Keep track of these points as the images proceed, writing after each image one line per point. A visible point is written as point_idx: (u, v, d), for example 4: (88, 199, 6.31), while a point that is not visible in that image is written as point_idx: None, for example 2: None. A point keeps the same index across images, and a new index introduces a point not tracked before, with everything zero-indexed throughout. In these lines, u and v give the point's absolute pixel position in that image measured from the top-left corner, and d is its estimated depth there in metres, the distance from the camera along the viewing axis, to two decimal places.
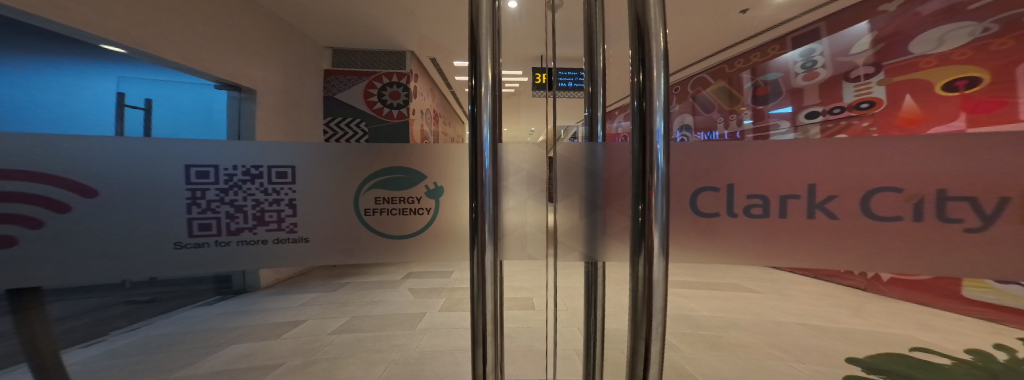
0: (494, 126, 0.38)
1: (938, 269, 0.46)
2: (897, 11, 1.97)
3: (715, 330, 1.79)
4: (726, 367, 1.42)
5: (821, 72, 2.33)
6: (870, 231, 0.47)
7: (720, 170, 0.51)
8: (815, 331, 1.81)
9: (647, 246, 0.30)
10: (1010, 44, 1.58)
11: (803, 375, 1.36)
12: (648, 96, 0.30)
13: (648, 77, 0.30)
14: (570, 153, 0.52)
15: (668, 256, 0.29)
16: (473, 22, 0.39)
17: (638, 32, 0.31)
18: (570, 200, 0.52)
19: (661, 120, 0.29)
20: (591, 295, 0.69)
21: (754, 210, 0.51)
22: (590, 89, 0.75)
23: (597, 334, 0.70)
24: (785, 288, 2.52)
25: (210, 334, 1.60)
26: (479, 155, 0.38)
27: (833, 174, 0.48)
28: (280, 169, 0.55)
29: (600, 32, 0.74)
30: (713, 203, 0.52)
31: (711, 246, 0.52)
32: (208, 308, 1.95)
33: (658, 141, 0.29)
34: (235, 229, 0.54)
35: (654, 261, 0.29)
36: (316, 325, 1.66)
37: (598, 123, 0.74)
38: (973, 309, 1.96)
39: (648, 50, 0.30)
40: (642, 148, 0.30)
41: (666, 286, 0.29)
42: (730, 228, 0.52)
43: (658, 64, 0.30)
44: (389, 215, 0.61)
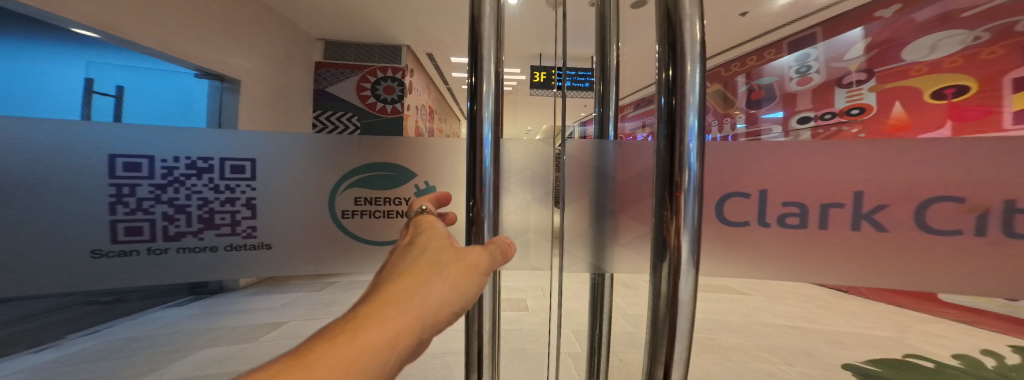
0: (498, 122, 0.35)
1: (988, 284, 0.44)
2: (893, 17, 2.02)
3: (707, 332, 1.79)
4: (717, 370, 1.41)
5: (815, 77, 2.38)
6: (923, 243, 0.45)
7: (753, 174, 0.48)
8: (805, 332, 1.82)
9: (673, 255, 0.28)
10: (999, 53, 1.57)
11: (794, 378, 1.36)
12: (679, 93, 0.27)
13: (680, 72, 0.27)
14: (579, 152, 0.47)
15: (696, 271, 0.27)
16: (475, 12, 0.35)
17: (668, 17, 0.28)
18: (577, 204, 0.49)
19: (695, 118, 0.26)
20: (597, 305, 0.66)
21: (790, 220, 0.48)
22: (601, 88, 0.71)
23: (602, 345, 0.67)
24: (775, 290, 2.55)
25: (179, 338, 1.51)
26: (481, 153, 0.34)
27: (883, 181, 0.46)
28: (237, 163, 0.52)
29: (613, 29, 0.69)
30: (742, 210, 0.49)
31: (738, 256, 0.50)
32: (179, 309, 1.86)
33: (691, 140, 0.27)
34: (175, 233, 0.51)
35: (682, 277, 0.28)
36: (297, 327, 1.59)
37: (610, 122, 0.70)
38: (951, 312, 2.00)
39: (679, 36, 0.27)
40: (670, 148, 0.28)
41: (691, 304, 0.28)
42: (761, 237, 0.49)
43: (692, 59, 0.27)
44: (372, 218, 0.58)
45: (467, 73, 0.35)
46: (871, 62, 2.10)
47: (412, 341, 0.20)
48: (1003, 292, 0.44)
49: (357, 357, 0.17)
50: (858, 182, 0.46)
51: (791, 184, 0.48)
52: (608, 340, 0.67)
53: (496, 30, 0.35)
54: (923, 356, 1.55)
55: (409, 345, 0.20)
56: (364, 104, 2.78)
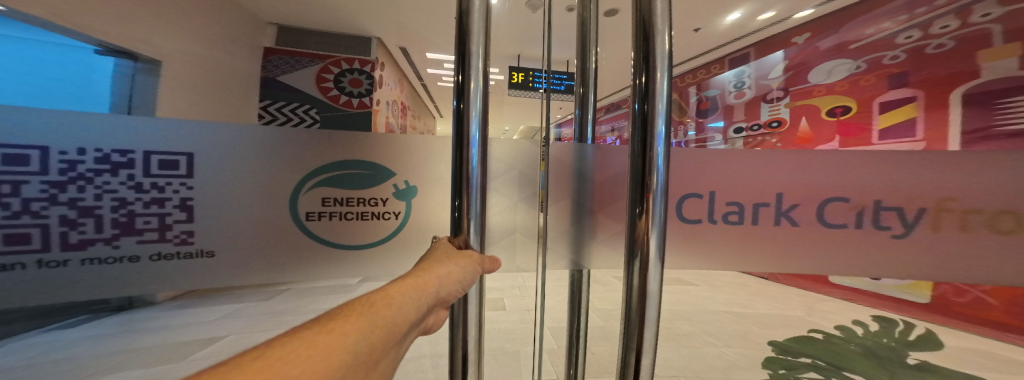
0: (485, 119, 0.37)
1: (862, 267, 0.57)
2: (804, 44, 2.47)
3: (664, 321, 1.99)
4: (672, 357, 1.58)
5: (748, 92, 2.74)
6: (825, 235, 0.56)
7: (705, 178, 0.56)
8: (740, 317, 2.10)
9: (639, 246, 0.33)
10: (872, 81, 2.07)
11: (732, 358, 1.57)
12: (650, 99, 0.32)
13: (651, 81, 0.32)
14: (561, 154, 0.51)
15: (661, 267, 0.32)
16: (463, 11, 0.37)
17: (643, 31, 0.33)
18: (559, 204, 0.52)
19: (662, 123, 0.32)
20: (574, 301, 0.70)
21: (732, 217, 0.56)
22: (582, 90, 0.75)
23: (579, 341, 0.71)
24: (715, 279, 2.89)
25: (73, 363, 1.26)
26: (466, 152, 0.36)
27: (798, 185, 0.56)
28: (169, 158, 0.46)
29: (593, 34, 0.73)
30: (696, 209, 0.56)
31: (692, 250, 0.58)
32: (73, 330, 1.55)
33: (658, 144, 0.32)
34: (78, 241, 0.44)
35: (649, 271, 0.32)
36: (240, 341, 1.42)
37: (589, 125, 0.75)
38: (836, 291, 2.49)
39: (653, 48, 0.32)
40: (643, 151, 0.32)
41: (659, 295, 0.32)
42: (709, 233, 0.57)
43: (662, 69, 0.32)
44: (346, 220, 0.55)
45: (454, 68, 0.37)
46: (788, 81, 2.53)
47: (433, 293, 0.33)
48: (876, 274, 0.57)
49: (407, 291, 0.31)
50: (788, 183, 0.56)
51: (738, 185, 0.56)
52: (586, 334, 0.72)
53: (484, 29, 0.37)
54: (822, 330, 1.91)
55: (431, 293, 0.32)
56: (326, 97, 2.54)
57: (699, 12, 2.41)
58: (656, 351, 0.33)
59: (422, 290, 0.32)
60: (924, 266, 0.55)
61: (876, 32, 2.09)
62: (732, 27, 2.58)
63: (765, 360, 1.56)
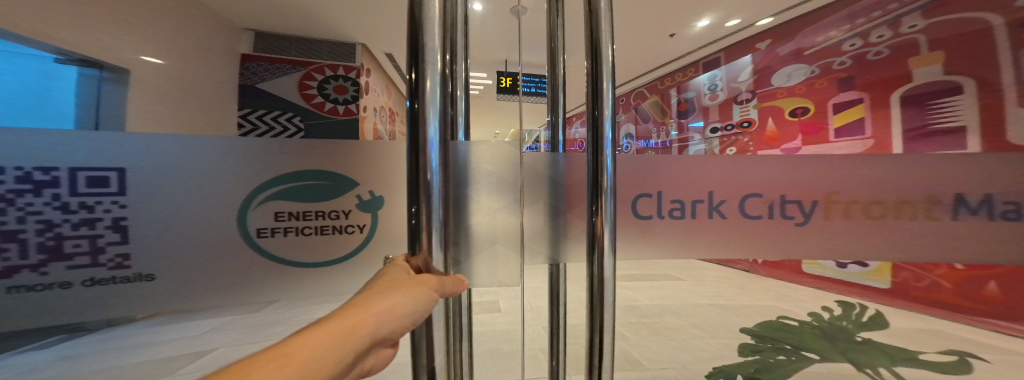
0: (440, 126, 0.40)
1: (786, 255, 0.65)
2: (767, 49, 2.68)
3: (654, 316, 2.10)
4: (658, 349, 1.67)
5: (721, 94, 2.91)
6: (750, 227, 0.63)
7: (653, 177, 0.61)
8: (722, 308, 2.22)
9: (596, 238, 0.39)
10: (825, 85, 2.28)
11: (716, 347, 1.67)
12: (600, 107, 0.39)
13: (600, 91, 0.39)
14: (535, 163, 0.57)
15: (615, 255, 0.38)
16: (417, 21, 0.40)
17: (592, 49, 0.40)
18: (536, 206, 0.58)
19: (609, 127, 0.39)
20: (552, 299, 0.73)
21: (675, 212, 0.62)
22: (552, 96, 0.73)
23: (559, 341, 0.73)
24: (700, 273, 3.03)
25: None
26: (426, 156, 0.39)
27: (725, 182, 0.62)
28: (98, 175, 0.49)
29: (561, 38, 0.71)
30: (648, 206, 0.61)
31: (644, 242, 0.62)
32: (50, 352, 1.50)
33: (607, 146, 0.38)
34: (4, 268, 0.47)
35: (606, 258, 0.38)
36: (228, 355, 1.42)
37: (559, 129, 0.72)
38: (809, 280, 2.66)
39: (601, 62, 0.39)
40: (595, 154, 0.39)
41: (614, 277, 0.39)
42: (657, 227, 0.62)
43: (607, 80, 0.39)
44: (302, 234, 0.60)
45: (408, 74, 0.40)
46: (755, 84, 2.72)
47: (367, 333, 0.29)
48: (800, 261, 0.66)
49: (327, 338, 0.25)
50: (732, 179, 0.63)
51: (686, 181, 0.62)
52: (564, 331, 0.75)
53: (438, 39, 0.41)
54: (790, 316, 2.06)
55: (360, 336, 0.28)
56: (310, 104, 2.55)
57: (672, 19, 2.54)
58: (614, 330, 0.40)
59: (349, 334, 0.27)
60: (833, 252, 0.64)
61: (825, 41, 2.32)
62: (703, 33, 2.72)
63: (741, 346, 1.68)
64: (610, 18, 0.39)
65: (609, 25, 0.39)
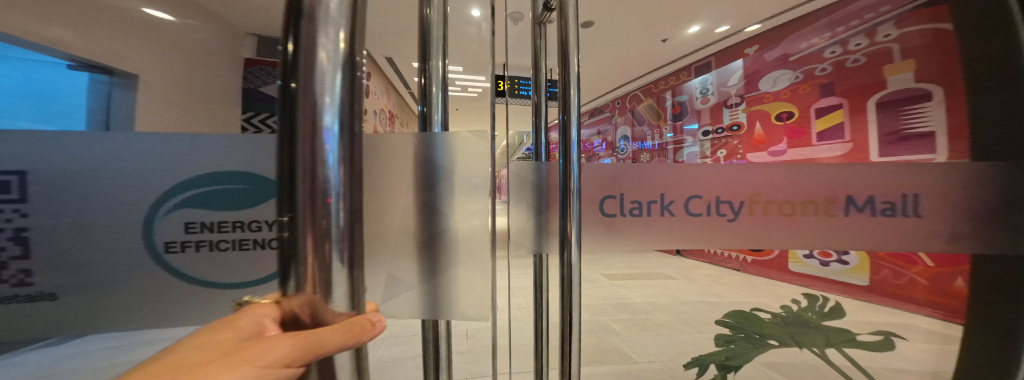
0: (348, 80, 0.18)
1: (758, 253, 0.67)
2: (756, 54, 2.79)
3: (645, 313, 2.18)
4: (646, 343, 1.77)
5: (711, 98, 2.99)
6: (743, 230, 0.55)
7: (622, 177, 0.54)
8: (711, 306, 2.30)
9: (565, 234, 0.47)
10: (808, 90, 2.39)
11: (699, 342, 1.76)
12: (567, 113, 0.48)
13: (568, 98, 0.48)
14: (521, 171, 0.58)
15: (580, 242, 0.47)
16: None
17: (563, 69, 0.50)
18: (520, 206, 0.58)
19: (574, 131, 0.47)
20: (536, 300, 0.78)
21: (635, 211, 0.53)
22: (536, 100, 0.78)
23: (542, 339, 0.79)
24: (693, 272, 3.10)
25: None
26: (315, 144, 0.16)
27: (708, 181, 0.54)
28: (1, 179, 0.46)
29: (542, 46, 0.77)
30: (613, 203, 0.53)
31: (612, 243, 0.54)
32: None
33: (573, 149, 0.47)
34: None
35: (573, 246, 0.47)
36: None
37: (542, 131, 0.78)
38: (795, 278, 2.75)
39: (570, 70, 0.49)
40: (564, 155, 0.47)
41: (580, 257, 0.47)
42: (629, 227, 0.54)
43: (574, 88, 0.48)
44: (215, 247, 0.53)
45: None
46: (744, 88, 2.80)
47: None
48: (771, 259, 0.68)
49: None
50: (772, 179, 0.54)
51: (722, 183, 0.54)
52: (548, 328, 0.81)
53: None
54: (766, 309, 2.19)
55: None
56: None
57: (666, 24, 2.64)
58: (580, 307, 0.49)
59: None
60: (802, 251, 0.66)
61: (808, 47, 2.44)
62: (696, 37, 2.83)
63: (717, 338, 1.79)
64: (576, 48, 0.49)
65: (575, 46, 0.49)
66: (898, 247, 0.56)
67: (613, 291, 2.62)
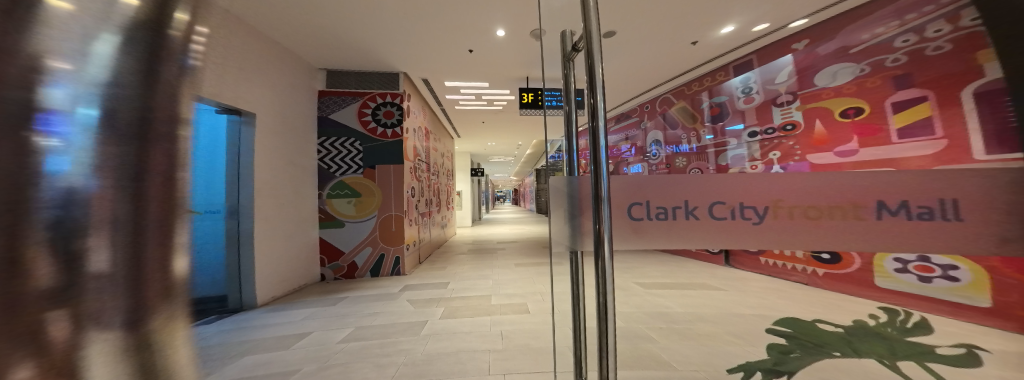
0: None
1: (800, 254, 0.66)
2: (805, 49, 2.68)
3: (686, 323, 2.08)
4: (690, 353, 1.69)
5: (757, 98, 2.69)
6: (775, 233, 0.57)
7: (647, 186, 0.59)
8: (766, 319, 2.11)
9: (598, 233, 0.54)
10: (878, 83, 2.07)
11: (751, 355, 1.63)
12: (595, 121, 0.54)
13: (595, 109, 0.55)
14: (557, 184, 0.66)
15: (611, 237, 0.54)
16: None
17: (590, 87, 0.57)
18: (557, 213, 0.66)
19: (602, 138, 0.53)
20: (574, 295, 0.86)
21: (660, 215, 0.59)
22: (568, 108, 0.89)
23: (581, 332, 0.86)
24: (745, 283, 2.84)
25: (223, 349, 2.02)
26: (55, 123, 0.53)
27: (735, 187, 0.57)
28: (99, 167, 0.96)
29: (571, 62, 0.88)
30: (640, 209, 0.59)
31: (641, 243, 0.60)
32: (208, 327, 2.41)
33: (601, 155, 0.53)
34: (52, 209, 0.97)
35: (605, 240, 0.54)
36: (323, 336, 2.17)
37: (573, 137, 0.87)
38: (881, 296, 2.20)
39: (595, 88, 0.56)
40: (593, 161, 0.54)
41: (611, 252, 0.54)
42: (655, 229, 0.59)
43: (599, 103, 0.55)
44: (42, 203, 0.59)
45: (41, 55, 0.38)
46: (797, 85, 2.54)
47: None
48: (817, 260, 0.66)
49: None
50: (808, 183, 0.55)
51: (746, 190, 0.57)
52: (584, 324, 0.87)
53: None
54: (833, 322, 1.95)
55: None
56: (366, 129, 3.87)
57: (697, 26, 2.72)
58: (613, 297, 0.56)
59: None
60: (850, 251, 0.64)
61: (872, 38, 2.19)
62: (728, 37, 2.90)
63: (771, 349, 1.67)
64: (601, 73, 0.56)
65: (600, 65, 0.57)
66: (951, 247, 0.53)
67: (650, 299, 2.54)
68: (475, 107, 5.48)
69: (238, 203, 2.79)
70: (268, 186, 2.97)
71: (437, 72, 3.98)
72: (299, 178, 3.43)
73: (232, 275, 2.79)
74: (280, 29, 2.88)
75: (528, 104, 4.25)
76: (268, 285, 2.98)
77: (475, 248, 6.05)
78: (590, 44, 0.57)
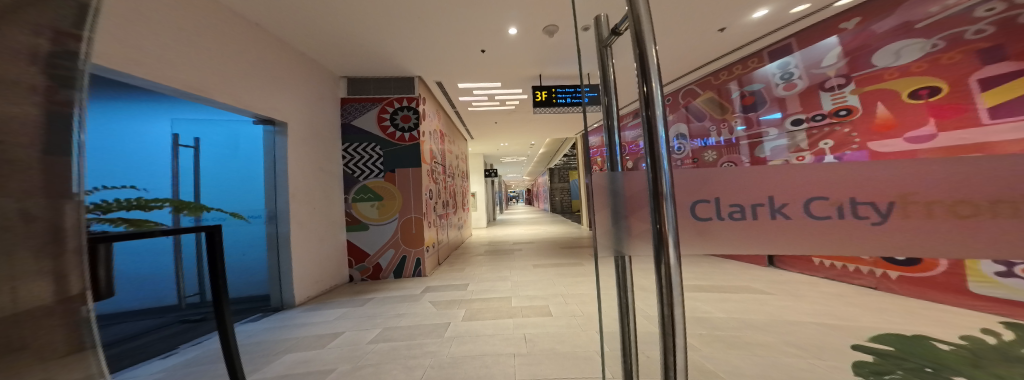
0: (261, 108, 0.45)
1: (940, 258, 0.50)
2: None
3: (731, 330, 1.91)
4: (745, 365, 1.52)
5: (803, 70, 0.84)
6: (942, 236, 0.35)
7: (711, 177, 0.44)
8: (829, 329, 1.88)
9: (661, 242, 0.42)
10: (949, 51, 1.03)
11: (822, 370, 1.46)
12: (651, 106, 0.42)
13: (651, 89, 0.42)
14: (599, 181, 0.54)
15: (678, 247, 0.41)
16: None
17: (641, 60, 0.44)
18: (597, 215, 0.54)
19: (661, 127, 0.41)
20: (620, 305, 0.71)
21: (733, 214, 0.42)
22: (605, 100, 0.69)
23: (635, 355, 0.72)
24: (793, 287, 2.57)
25: (267, 345, 2.12)
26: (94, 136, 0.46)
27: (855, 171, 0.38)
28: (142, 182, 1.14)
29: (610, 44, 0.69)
30: (705, 207, 0.44)
31: (702, 248, 0.45)
32: (253, 324, 2.55)
33: (661, 146, 0.40)
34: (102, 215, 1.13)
35: (670, 250, 0.41)
36: (355, 336, 2.21)
37: (615, 133, 0.67)
38: None
39: (647, 67, 0.43)
40: (650, 153, 0.41)
41: (681, 265, 0.41)
42: (722, 232, 0.44)
43: (655, 80, 0.42)
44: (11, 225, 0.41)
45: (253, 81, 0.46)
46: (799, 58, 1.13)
47: None
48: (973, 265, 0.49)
49: None
50: (1015, 169, 0.32)
51: (865, 180, 0.37)
52: (638, 346, 0.73)
53: None
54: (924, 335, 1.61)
55: None
56: (384, 134, 3.96)
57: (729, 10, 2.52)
58: (685, 330, 0.41)
59: None
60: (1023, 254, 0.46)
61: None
62: (763, 20, 2.68)
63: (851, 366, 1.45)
64: (655, 50, 0.43)
65: (650, 33, 0.44)
66: None
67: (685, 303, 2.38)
68: (489, 108, 5.48)
69: (275, 208, 2.94)
70: (301, 190, 3.11)
71: (452, 74, 3.99)
72: (328, 183, 3.57)
73: (273, 276, 2.95)
74: (305, 41, 3.01)
75: (542, 102, 4.15)
76: (303, 285, 3.11)
77: (493, 249, 6.03)
78: (637, 17, 0.45)
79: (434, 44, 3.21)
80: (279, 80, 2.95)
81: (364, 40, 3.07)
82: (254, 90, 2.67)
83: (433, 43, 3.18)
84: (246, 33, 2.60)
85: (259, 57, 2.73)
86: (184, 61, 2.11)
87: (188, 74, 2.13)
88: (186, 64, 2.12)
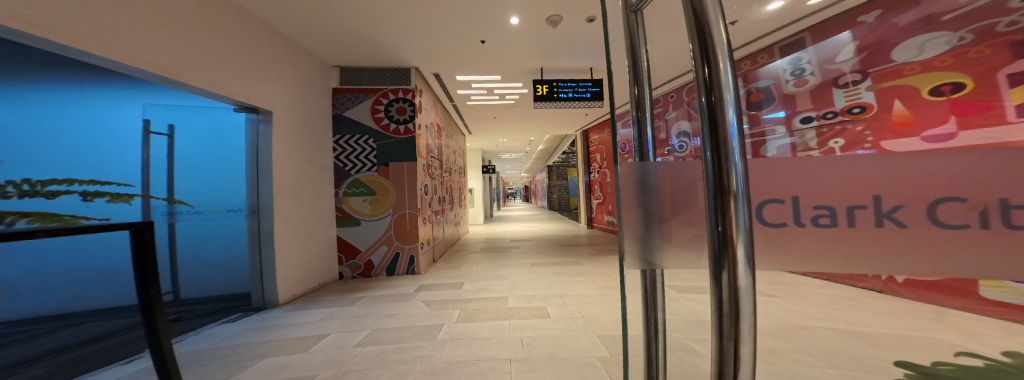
0: None
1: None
2: None
3: None
4: None
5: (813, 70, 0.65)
6: None
7: (785, 174, 0.34)
8: (841, 334, 1.83)
9: (728, 265, 0.29)
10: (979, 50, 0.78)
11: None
12: (717, 90, 0.28)
13: (714, 70, 0.29)
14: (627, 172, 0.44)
15: (754, 266, 0.28)
16: None
17: (695, 19, 0.31)
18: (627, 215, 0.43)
19: (732, 112, 0.27)
20: (647, 322, 0.59)
21: (822, 221, 0.32)
22: (635, 90, 0.55)
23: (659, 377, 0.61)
24: None
25: (242, 349, 2.00)
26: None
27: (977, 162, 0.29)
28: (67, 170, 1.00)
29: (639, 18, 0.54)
30: (779, 211, 0.34)
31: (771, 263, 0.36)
32: (232, 325, 2.44)
33: (731, 135, 0.27)
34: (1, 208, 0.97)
35: (739, 271, 0.29)
36: (342, 338, 2.10)
37: (645, 124, 0.53)
38: None
39: (710, 35, 0.29)
40: (714, 148, 0.28)
41: (753, 291, 0.29)
42: (802, 243, 0.34)
43: (722, 52, 0.29)
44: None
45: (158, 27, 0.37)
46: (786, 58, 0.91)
47: None
48: None
49: None
50: None
51: None
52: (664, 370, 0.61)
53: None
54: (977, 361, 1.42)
55: None
56: (379, 126, 3.83)
57: None
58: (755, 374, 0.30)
59: None
60: None
61: None
62: None
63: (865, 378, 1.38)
64: (721, 11, 0.30)
65: None
66: None
67: None
68: (489, 102, 5.33)
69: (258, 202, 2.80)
70: (288, 184, 2.99)
71: (448, 66, 3.85)
72: (318, 176, 3.44)
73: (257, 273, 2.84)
74: (293, 25, 2.85)
75: (543, 97, 4.01)
76: (291, 282, 3.00)
77: (491, 246, 5.95)
78: None
79: (430, 33, 3.06)
80: (264, 66, 2.80)
81: (355, 27, 2.91)
82: (236, 77, 2.52)
83: (429, 32, 3.03)
84: (225, 14, 2.44)
85: (242, 41, 2.57)
86: (153, 42, 1.96)
87: (161, 57, 1.99)
88: (157, 46, 1.97)
